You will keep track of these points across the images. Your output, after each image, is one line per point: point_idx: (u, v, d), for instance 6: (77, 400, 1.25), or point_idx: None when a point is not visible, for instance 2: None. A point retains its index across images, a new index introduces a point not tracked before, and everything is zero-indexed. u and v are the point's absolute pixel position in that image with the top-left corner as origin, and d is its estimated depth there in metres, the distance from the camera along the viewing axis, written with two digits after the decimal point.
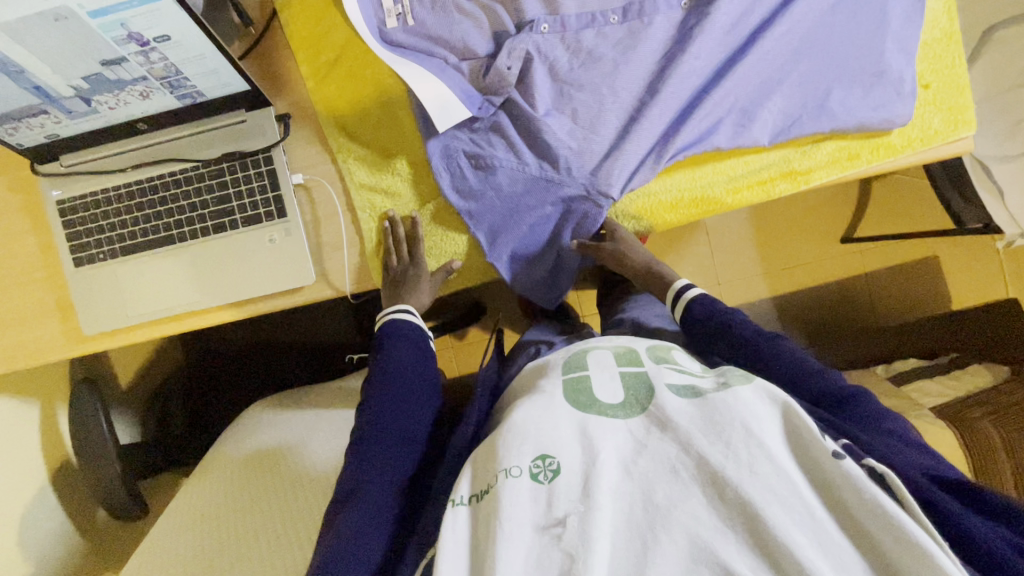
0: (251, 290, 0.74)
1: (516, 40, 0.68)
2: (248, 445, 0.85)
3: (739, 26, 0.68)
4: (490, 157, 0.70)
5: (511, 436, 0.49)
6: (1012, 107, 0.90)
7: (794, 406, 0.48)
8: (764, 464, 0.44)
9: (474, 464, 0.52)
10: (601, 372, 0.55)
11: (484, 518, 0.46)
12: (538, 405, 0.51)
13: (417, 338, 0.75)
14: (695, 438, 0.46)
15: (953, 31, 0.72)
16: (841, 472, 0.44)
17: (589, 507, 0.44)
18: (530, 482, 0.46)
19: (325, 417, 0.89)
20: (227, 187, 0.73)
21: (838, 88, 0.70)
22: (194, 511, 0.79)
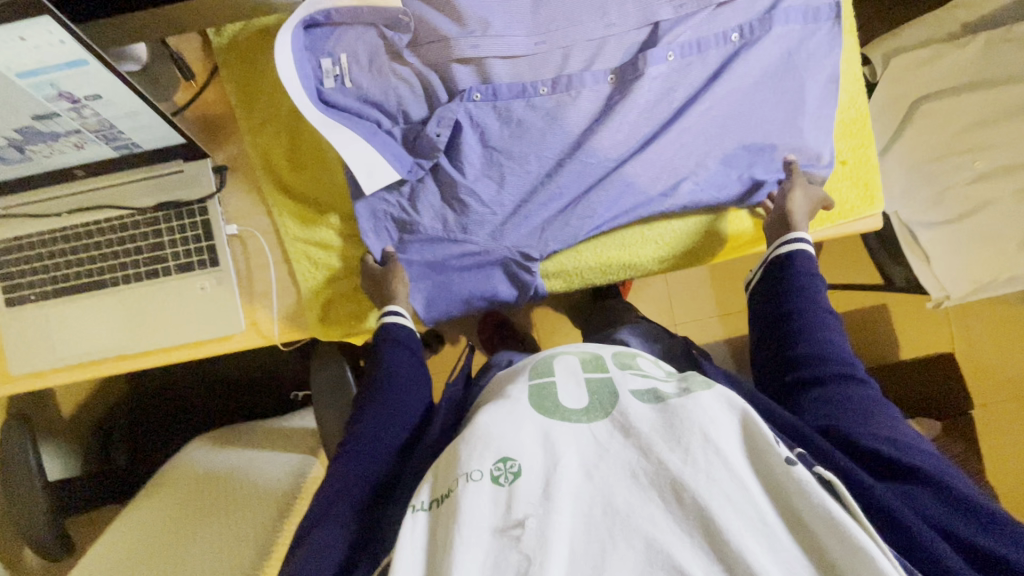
0: (182, 335, 0.75)
1: (446, 109, 0.71)
2: (214, 460, 0.89)
3: (663, 102, 0.72)
4: (419, 221, 0.73)
5: (473, 440, 0.48)
6: (939, 177, 0.95)
7: (752, 415, 0.48)
8: (720, 470, 0.44)
9: (435, 471, 0.51)
10: (567, 379, 0.55)
11: (443, 522, 0.46)
12: (501, 412, 0.51)
13: (408, 341, 0.72)
14: (655, 445, 0.46)
15: (868, 110, 0.75)
16: (792, 477, 0.44)
17: (550, 508, 0.43)
18: (491, 485, 0.46)
19: (272, 459, 0.89)
20: (161, 235, 0.74)
21: (758, 162, 0.73)
22: (136, 535, 0.81)
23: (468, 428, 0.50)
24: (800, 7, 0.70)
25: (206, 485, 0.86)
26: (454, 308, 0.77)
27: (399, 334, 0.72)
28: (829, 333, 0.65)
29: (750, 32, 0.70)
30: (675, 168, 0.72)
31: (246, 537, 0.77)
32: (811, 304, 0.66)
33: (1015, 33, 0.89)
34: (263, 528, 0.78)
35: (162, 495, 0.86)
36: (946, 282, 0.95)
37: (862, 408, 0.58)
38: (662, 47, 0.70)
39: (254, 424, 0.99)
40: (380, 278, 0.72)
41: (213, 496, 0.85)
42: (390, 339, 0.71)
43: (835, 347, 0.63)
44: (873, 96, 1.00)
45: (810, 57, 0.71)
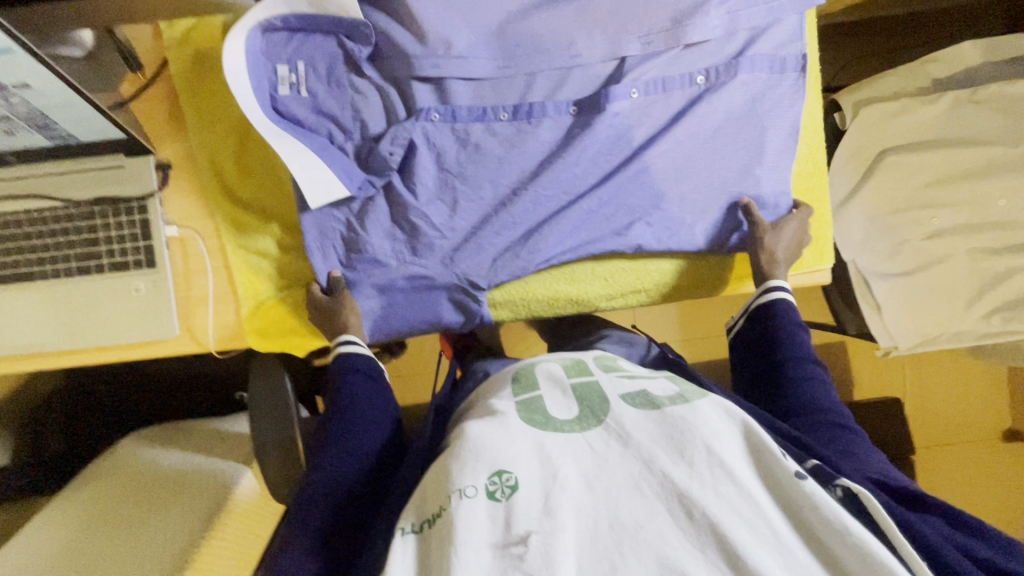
0: (112, 336, 0.72)
1: (401, 127, 0.68)
2: (155, 458, 0.86)
3: (623, 139, 0.71)
4: (366, 240, 0.71)
5: (465, 454, 0.46)
6: (895, 230, 0.95)
7: (752, 424, 0.47)
8: (726, 484, 0.43)
9: (421, 492, 0.49)
10: (552, 390, 0.54)
11: (438, 543, 0.43)
12: (490, 425, 0.48)
13: (368, 370, 0.70)
14: (658, 457, 0.45)
15: (823, 166, 0.77)
16: (803, 492, 0.43)
17: (554, 525, 0.41)
18: (487, 501, 0.43)
19: (203, 461, 0.86)
20: (96, 231, 0.71)
21: (712, 207, 0.73)
22: (58, 529, 0.76)
23: (458, 443, 0.47)
24: (767, 56, 0.70)
25: (127, 491, 0.81)
26: (400, 328, 0.77)
27: (356, 363, 0.70)
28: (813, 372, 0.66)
29: (716, 76, 0.70)
30: (629, 207, 0.72)
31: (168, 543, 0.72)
32: (801, 355, 0.67)
33: (983, 95, 0.90)
34: (187, 532, 0.74)
35: (94, 487, 0.82)
36: (895, 334, 0.97)
37: (860, 453, 0.57)
38: (626, 83, 0.69)
39: (190, 424, 0.97)
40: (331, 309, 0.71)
41: (137, 503, 0.80)
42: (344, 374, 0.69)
43: (823, 396, 0.63)
44: (845, 138, 0.98)
45: (772, 107, 0.71)
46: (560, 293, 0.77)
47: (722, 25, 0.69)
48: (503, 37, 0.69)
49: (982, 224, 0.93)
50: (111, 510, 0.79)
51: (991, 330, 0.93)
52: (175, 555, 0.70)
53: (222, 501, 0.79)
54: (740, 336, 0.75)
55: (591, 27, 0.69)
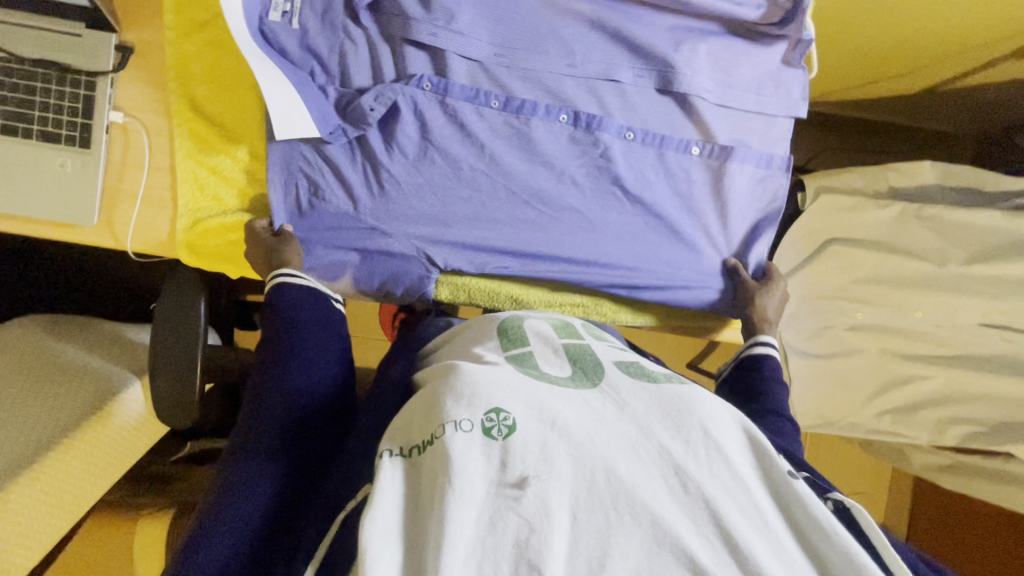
0: (22, 206, 0.68)
1: (388, 87, 0.68)
2: (42, 346, 0.80)
3: (603, 155, 0.72)
4: (331, 184, 0.70)
5: (462, 388, 0.47)
6: (821, 314, 1.04)
7: (749, 424, 0.50)
8: (722, 467, 0.45)
9: (409, 418, 0.50)
10: (544, 349, 0.57)
11: (430, 468, 0.44)
12: (490, 368, 0.50)
13: (326, 315, 0.69)
14: (656, 428, 0.46)
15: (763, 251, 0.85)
16: (794, 488, 0.45)
17: (551, 471, 0.42)
18: (482, 437, 0.44)
19: (83, 363, 0.79)
20: (33, 93, 0.66)
21: (663, 253, 0.76)
22: None
23: (456, 377, 0.49)
24: (757, 152, 0.74)
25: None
26: (344, 277, 0.74)
27: (287, 296, 0.67)
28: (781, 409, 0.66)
29: (709, 152, 0.73)
30: (597, 237, 0.74)
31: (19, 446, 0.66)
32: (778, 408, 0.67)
33: (927, 214, 0.94)
34: (46, 439, 0.68)
35: None
36: (798, 407, 1.09)
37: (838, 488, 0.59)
38: (620, 122, 0.72)
39: (86, 320, 0.90)
40: (277, 245, 0.69)
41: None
42: (288, 305, 0.67)
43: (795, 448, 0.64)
44: (798, 221, 1.06)
45: (748, 192, 0.75)
46: (502, 287, 0.76)
47: (712, 89, 0.72)
48: (506, 27, 0.70)
49: (894, 330, 0.99)
50: None
51: (880, 426, 1.03)
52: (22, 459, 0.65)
53: (97, 409, 0.73)
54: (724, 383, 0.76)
55: (593, 45, 0.71)
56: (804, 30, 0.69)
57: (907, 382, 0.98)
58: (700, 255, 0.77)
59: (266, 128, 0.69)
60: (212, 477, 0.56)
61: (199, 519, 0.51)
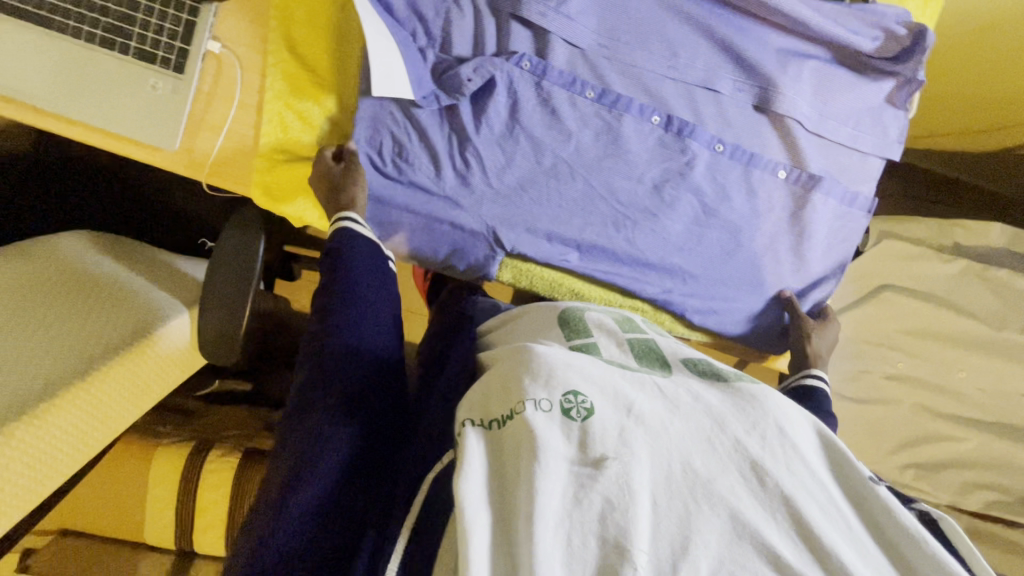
0: (108, 121, 0.68)
1: (488, 61, 0.67)
2: (95, 267, 0.79)
3: (693, 163, 0.71)
4: (415, 150, 0.69)
5: (537, 367, 0.47)
6: (865, 357, 1.01)
7: (822, 425, 0.49)
8: (799, 465, 0.44)
9: (484, 394, 0.50)
10: (607, 341, 0.57)
11: (512, 445, 0.44)
12: (560, 352, 0.50)
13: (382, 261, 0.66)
14: (731, 422, 0.45)
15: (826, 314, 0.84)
16: (872, 489, 0.45)
17: (632, 455, 0.42)
18: (562, 417, 0.44)
19: (134, 288, 0.78)
20: (135, 9, 0.66)
21: (730, 272, 0.74)
22: None
23: (529, 355, 0.49)
24: (842, 188, 0.73)
25: (35, 299, 0.73)
26: (413, 247, 0.73)
27: (358, 246, 0.65)
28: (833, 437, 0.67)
29: (795, 178, 0.72)
30: (669, 246, 0.73)
31: (56, 370, 0.66)
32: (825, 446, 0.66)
33: (993, 275, 0.95)
34: (86, 364, 0.67)
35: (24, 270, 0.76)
36: None
37: None
38: (711, 134, 0.71)
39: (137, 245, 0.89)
40: (337, 182, 0.66)
41: (40, 315, 0.72)
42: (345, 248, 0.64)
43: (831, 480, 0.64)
44: (852, 261, 1.03)
45: (828, 227, 0.74)
46: (564, 280, 0.77)
47: (812, 117, 0.71)
48: (615, 18, 0.69)
49: (934, 386, 0.98)
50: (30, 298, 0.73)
51: (901, 480, 1.02)
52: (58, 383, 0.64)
53: (141, 335, 0.72)
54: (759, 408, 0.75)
55: (698, 50, 0.70)
56: (918, 71, 0.68)
57: (936, 439, 0.98)
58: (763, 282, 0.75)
59: (360, 83, 0.68)
60: (287, 432, 0.54)
61: (286, 471, 0.51)
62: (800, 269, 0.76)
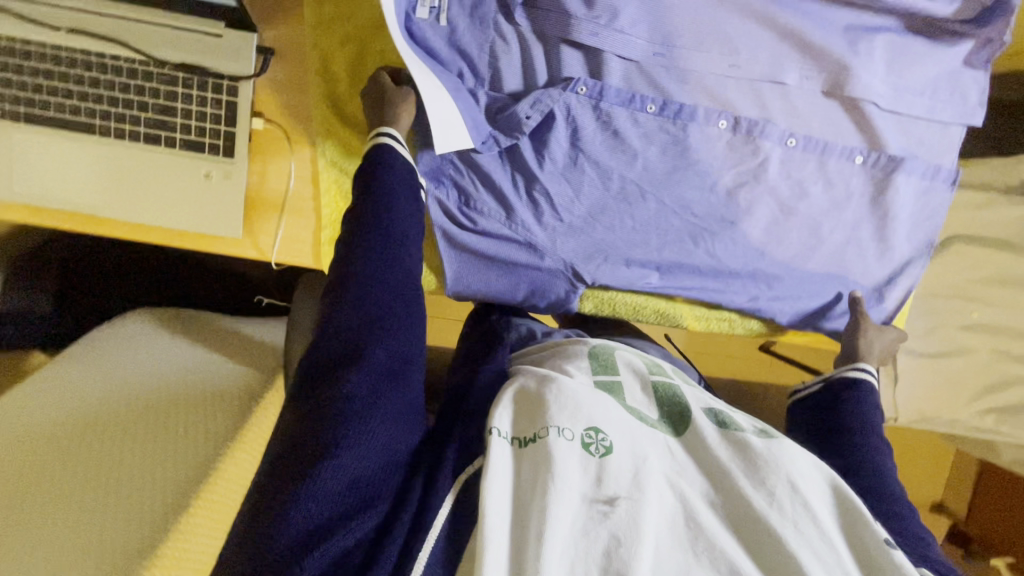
0: (168, 216, 0.67)
1: (546, 94, 0.64)
2: (208, 353, 0.83)
3: (764, 165, 0.69)
4: (484, 198, 0.68)
5: (563, 400, 0.49)
6: (939, 312, 1.00)
7: (843, 484, 0.48)
8: (809, 526, 0.44)
9: (516, 411, 0.52)
10: (631, 381, 0.57)
11: (531, 467, 0.46)
12: (586, 386, 0.52)
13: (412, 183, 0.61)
14: (737, 477, 0.46)
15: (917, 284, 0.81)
16: (888, 557, 0.43)
17: (642, 496, 0.44)
18: (581, 450, 0.46)
19: (173, 377, 0.76)
20: (175, 99, 0.64)
21: (809, 263, 0.73)
22: (110, 384, 0.74)
23: (557, 387, 0.51)
24: (924, 163, 0.70)
25: (92, 424, 0.69)
26: (487, 292, 0.74)
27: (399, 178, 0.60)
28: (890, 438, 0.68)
29: (873, 161, 0.69)
30: (744, 250, 0.72)
31: (196, 452, 0.67)
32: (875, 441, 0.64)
33: None
34: (219, 443, 0.69)
35: (151, 355, 0.80)
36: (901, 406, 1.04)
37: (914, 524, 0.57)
38: (783, 128, 0.68)
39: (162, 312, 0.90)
40: (390, 95, 0.62)
41: (107, 435, 0.67)
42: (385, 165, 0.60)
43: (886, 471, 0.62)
44: None
45: (911, 206, 0.72)
46: (648, 301, 0.77)
47: (886, 94, 0.67)
48: (671, 22, 0.64)
49: (1010, 332, 0.97)
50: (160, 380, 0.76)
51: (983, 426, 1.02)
52: (203, 465, 0.66)
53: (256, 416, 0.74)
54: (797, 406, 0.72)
55: (760, 41, 0.65)
56: (1004, 31, 0.64)
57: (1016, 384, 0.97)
58: (842, 269, 0.74)
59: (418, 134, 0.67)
60: (318, 400, 0.49)
61: (330, 412, 0.48)
62: (881, 250, 0.73)
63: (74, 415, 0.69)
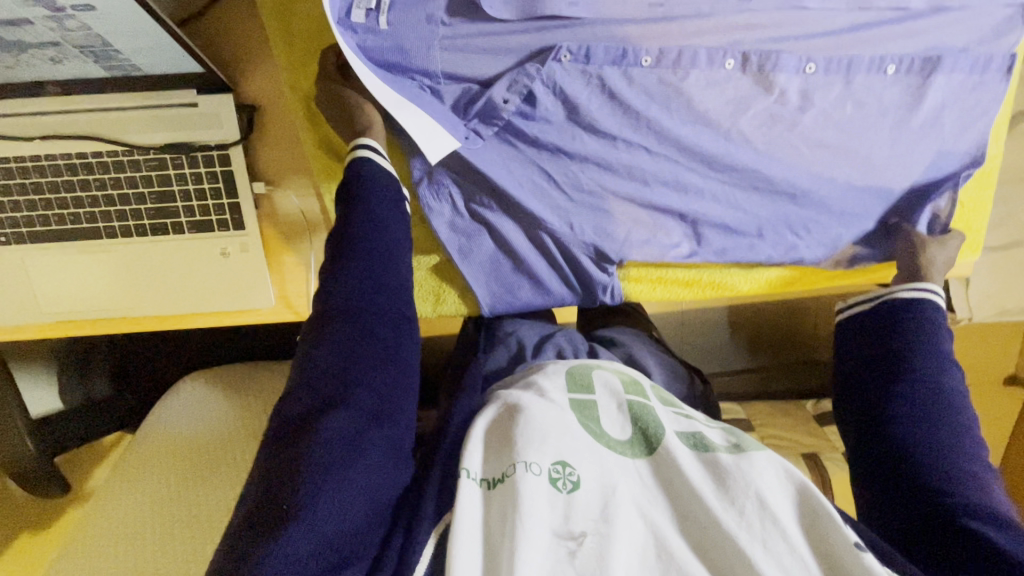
0: (194, 302, 0.64)
1: (522, 71, 0.59)
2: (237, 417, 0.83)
3: (784, 95, 0.62)
4: (490, 199, 0.65)
5: (531, 433, 0.48)
6: (1009, 200, 0.92)
7: (812, 487, 0.48)
8: (777, 541, 0.44)
9: (485, 446, 0.51)
10: (607, 402, 0.54)
11: (500, 508, 0.45)
12: (551, 415, 0.50)
13: (392, 184, 0.58)
14: (707, 496, 0.46)
15: (986, 181, 0.73)
16: (860, 562, 0.43)
17: (609, 531, 0.43)
18: (548, 486, 0.45)
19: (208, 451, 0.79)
20: (169, 182, 0.60)
21: (861, 194, 0.68)
22: (158, 470, 0.77)
23: (522, 419, 0.49)
24: (971, 56, 0.63)
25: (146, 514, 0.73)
26: (519, 300, 0.72)
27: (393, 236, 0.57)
28: (947, 381, 0.61)
29: (908, 67, 0.62)
30: (780, 191, 0.66)
31: None
32: (938, 360, 0.63)
33: None
34: None
35: (186, 425, 0.81)
36: (973, 307, 0.97)
37: (967, 439, 0.58)
38: (799, 54, 0.61)
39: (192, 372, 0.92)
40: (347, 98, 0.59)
41: (161, 527, 0.72)
42: (363, 178, 0.56)
43: (948, 384, 0.61)
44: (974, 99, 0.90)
45: (966, 107, 0.65)
46: (700, 274, 0.73)
47: None
48: None
49: None
50: (200, 458, 0.78)
51: None
52: None
53: None
54: (846, 334, 0.70)
55: None
56: None
57: None
58: (891, 193, 0.68)
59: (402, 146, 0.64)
60: (294, 447, 0.43)
61: (306, 461, 0.42)
62: (932, 163, 0.67)
63: (133, 505, 0.74)
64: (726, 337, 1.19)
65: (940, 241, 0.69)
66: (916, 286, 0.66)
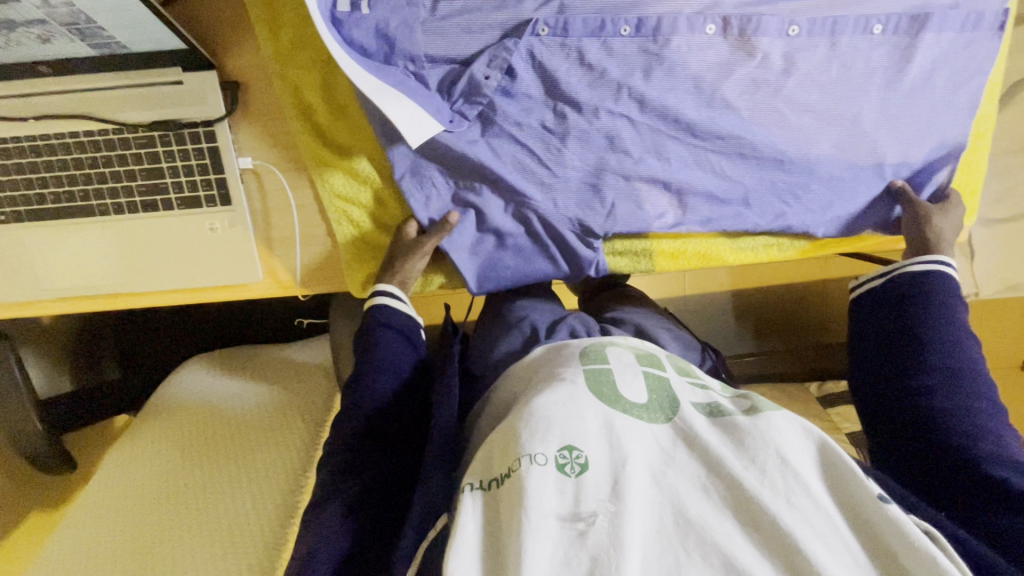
0: (185, 279, 0.66)
1: (502, 46, 0.60)
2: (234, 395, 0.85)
3: (767, 60, 0.62)
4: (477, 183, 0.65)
5: (535, 423, 0.46)
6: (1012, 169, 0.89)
7: (831, 442, 0.46)
8: (803, 497, 0.43)
9: (484, 449, 0.49)
10: (621, 367, 0.53)
11: (507, 504, 0.44)
12: (560, 396, 0.48)
13: (407, 328, 0.66)
14: (727, 461, 0.44)
15: (981, 144, 0.71)
16: (885, 515, 0.43)
17: (621, 508, 0.42)
18: (556, 473, 0.43)
19: (205, 427, 0.81)
20: (158, 160, 0.62)
21: (850, 160, 0.66)
22: (156, 444, 0.79)
23: (524, 410, 0.47)
24: (961, 14, 0.61)
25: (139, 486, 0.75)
26: (506, 280, 0.71)
27: (392, 318, 0.65)
28: (964, 350, 0.59)
29: (895, 27, 0.61)
30: (767, 160, 0.66)
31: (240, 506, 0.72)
32: (952, 328, 0.60)
33: None
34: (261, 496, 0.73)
35: (185, 402, 0.84)
36: (978, 280, 0.95)
37: (987, 402, 0.56)
38: (780, 17, 0.61)
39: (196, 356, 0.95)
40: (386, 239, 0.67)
41: (152, 499, 0.73)
42: (383, 323, 0.65)
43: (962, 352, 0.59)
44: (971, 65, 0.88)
45: (956, 67, 0.63)
46: (687, 245, 0.71)
47: None
48: None
49: None
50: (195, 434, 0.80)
51: None
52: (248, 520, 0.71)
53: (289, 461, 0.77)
54: (857, 309, 0.68)
55: None
56: None
57: None
58: (882, 158, 0.66)
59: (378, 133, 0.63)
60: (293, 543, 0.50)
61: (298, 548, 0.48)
62: (925, 127, 0.65)
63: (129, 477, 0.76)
64: (725, 316, 1.17)
65: (941, 210, 0.68)
66: (923, 258, 0.65)
